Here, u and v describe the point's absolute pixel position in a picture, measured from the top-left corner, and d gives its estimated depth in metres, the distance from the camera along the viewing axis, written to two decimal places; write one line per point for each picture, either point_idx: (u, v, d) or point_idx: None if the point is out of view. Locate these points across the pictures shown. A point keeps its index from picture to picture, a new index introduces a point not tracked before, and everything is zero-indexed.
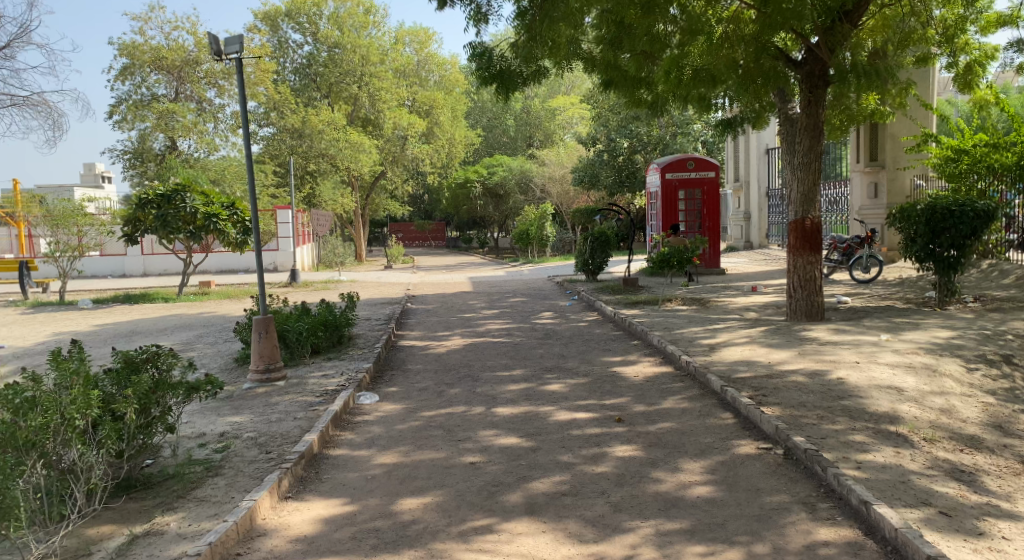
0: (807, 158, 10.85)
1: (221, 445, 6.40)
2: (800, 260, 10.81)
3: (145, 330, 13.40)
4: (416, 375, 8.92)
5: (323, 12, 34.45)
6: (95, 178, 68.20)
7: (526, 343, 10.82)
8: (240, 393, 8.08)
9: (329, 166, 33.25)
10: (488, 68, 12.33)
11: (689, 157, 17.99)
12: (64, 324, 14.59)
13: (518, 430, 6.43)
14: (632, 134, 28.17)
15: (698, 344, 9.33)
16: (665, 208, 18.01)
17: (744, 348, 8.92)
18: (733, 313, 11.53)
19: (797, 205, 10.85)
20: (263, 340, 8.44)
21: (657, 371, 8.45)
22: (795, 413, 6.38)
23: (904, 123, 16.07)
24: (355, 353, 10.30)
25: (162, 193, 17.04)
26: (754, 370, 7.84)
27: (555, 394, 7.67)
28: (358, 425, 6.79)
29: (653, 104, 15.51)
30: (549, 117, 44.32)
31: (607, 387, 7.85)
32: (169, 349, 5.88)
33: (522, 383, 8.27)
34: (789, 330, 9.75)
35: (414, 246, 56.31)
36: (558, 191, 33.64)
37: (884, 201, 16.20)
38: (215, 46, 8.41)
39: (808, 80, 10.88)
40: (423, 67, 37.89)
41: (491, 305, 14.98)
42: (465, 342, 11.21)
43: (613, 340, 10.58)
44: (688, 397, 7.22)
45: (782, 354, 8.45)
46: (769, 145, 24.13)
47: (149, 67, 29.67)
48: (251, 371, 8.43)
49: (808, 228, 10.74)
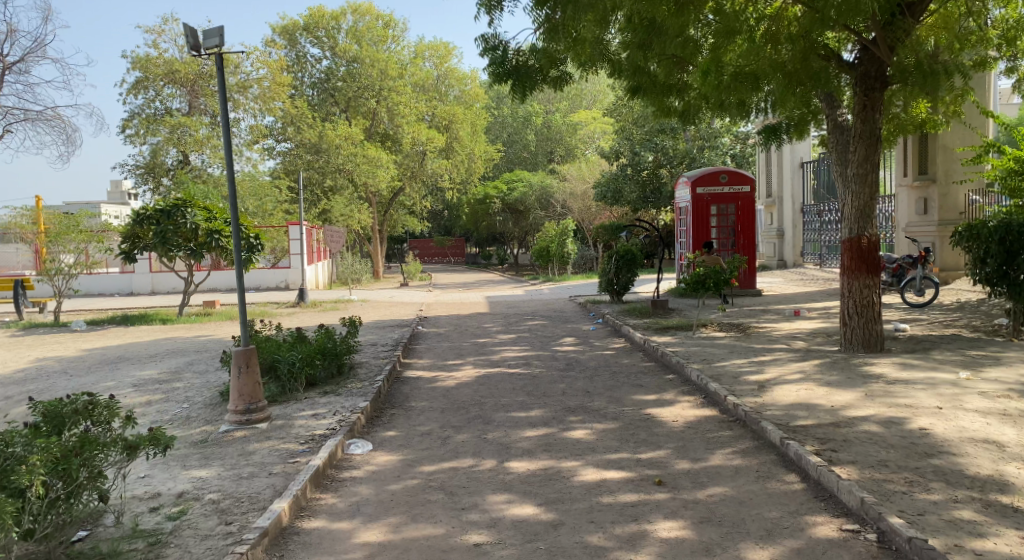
0: (863, 168, 9.58)
1: (177, 509, 5.29)
2: (856, 284, 9.59)
3: (134, 355, 12.37)
4: (419, 415, 7.80)
5: (342, 27, 33.74)
6: (122, 196, 67.82)
7: (546, 375, 9.68)
8: (215, 440, 6.99)
9: (346, 182, 32.39)
10: (512, 71, 11.31)
11: (722, 170, 16.86)
12: (51, 348, 13.60)
13: (537, 495, 5.31)
14: (657, 147, 27.04)
15: (743, 381, 8.13)
16: (695, 225, 16.82)
17: (799, 388, 7.72)
18: (779, 343, 10.31)
19: (852, 222, 9.62)
20: (243, 375, 7.35)
21: (698, 416, 7.27)
22: (876, 477, 5.19)
23: (959, 132, 14.71)
24: (354, 386, 9.20)
25: (162, 209, 15.97)
26: (815, 417, 6.65)
27: (580, 443, 6.52)
28: (345, 485, 5.70)
29: (683, 111, 14.32)
30: (571, 132, 43.44)
31: (641, 435, 6.68)
32: (108, 398, 4.88)
33: (541, 428, 7.13)
34: (848, 365, 8.53)
35: (434, 262, 55.56)
36: (580, 207, 32.48)
37: (935, 218, 14.89)
38: (193, 40, 7.34)
39: (863, 81, 9.60)
40: (442, 82, 36.79)
41: (508, 329, 13.83)
42: (478, 373, 10.08)
43: (644, 373, 9.41)
44: (738, 453, 6.04)
45: (845, 396, 7.24)
46: (803, 159, 22.92)
47: (163, 81, 29.02)
48: (230, 411, 7.34)
49: (865, 247, 9.51)
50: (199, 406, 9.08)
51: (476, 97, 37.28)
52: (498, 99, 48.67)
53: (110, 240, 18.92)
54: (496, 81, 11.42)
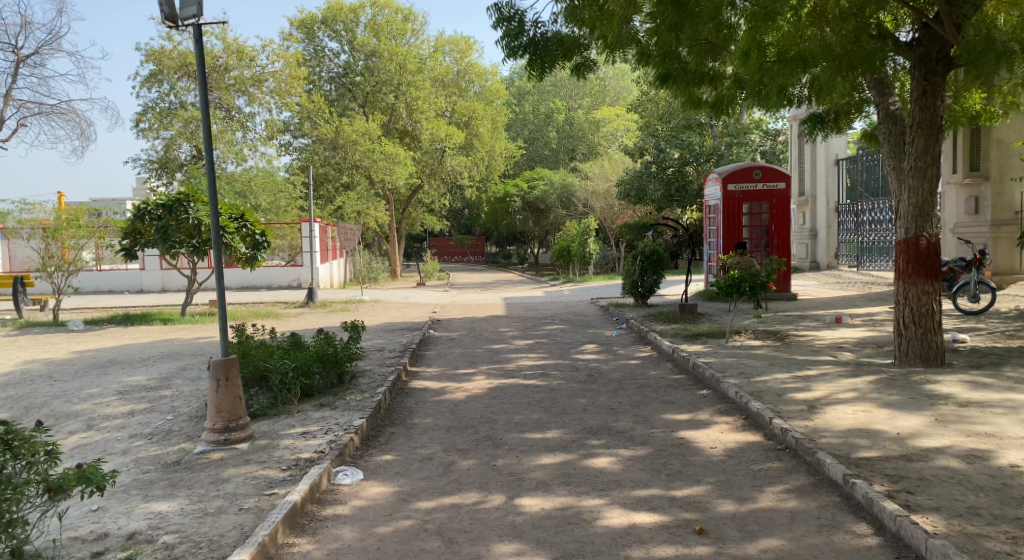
0: (922, 160, 8.55)
1: (125, 553, 4.49)
2: (913, 290, 8.59)
3: (126, 359, 11.55)
4: (422, 435, 6.93)
5: (361, 20, 32.90)
6: (145, 192, 67.46)
7: (565, 387, 8.78)
8: (187, 464, 6.14)
9: (363, 178, 31.62)
10: (536, 48, 10.42)
11: (755, 166, 15.86)
12: (41, 349, 12.80)
13: (553, 546, 4.47)
14: (684, 144, 25.98)
15: (789, 401, 7.20)
16: (726, 223, 15.83)
17: (854, 410, 6.77)
18: (824, 355, 9.35)
19: (908, 220, 8.62)
20: (222, 389, 6.47)
21: (740, 442, 6.36)
22: (969, 532, 4.30)
23: (1016, 125, 13.65)
24: (354, 399, 8.33)
25: (164, 203, 15.15)
26: (878, 446, 5.73)
27: (603, 475, 5.64)
28: (328, 525, 4.88)
29: (714, 103, 13.35)
30: (593, 129, 42.53)
31: (675, 466, 5.79)
32: (44, 439, 4.22)
33: (559, 453, 6.26)
34: (907, 382, 7.58)
35: (453, 261, 54.87)
36: (603, 206, 31.55)
37: (988, 217, 13.84)
38: (168, 12, 6.48)
39: (923, 64, 8.60)
40: (463, 78, 35.67)
41: (525, 334, 12.92)
42: (491, 384, 9.19)
43: (674, 388, 8.47)
44: (791, 492, 5.15)
45: (911, 420, 6.32)
46: (838, 156, 21.94)
47: (177, 74, 28.36)
48: (207, 429, 6.46)
49: (923, 249, 8.51)
50: (183, 420, 8.24)
51: (497, 92, 36.29)
52: (519, 96, 47.76)
53: (114, 236, 18.17)
54: (510, 55, 10.49)
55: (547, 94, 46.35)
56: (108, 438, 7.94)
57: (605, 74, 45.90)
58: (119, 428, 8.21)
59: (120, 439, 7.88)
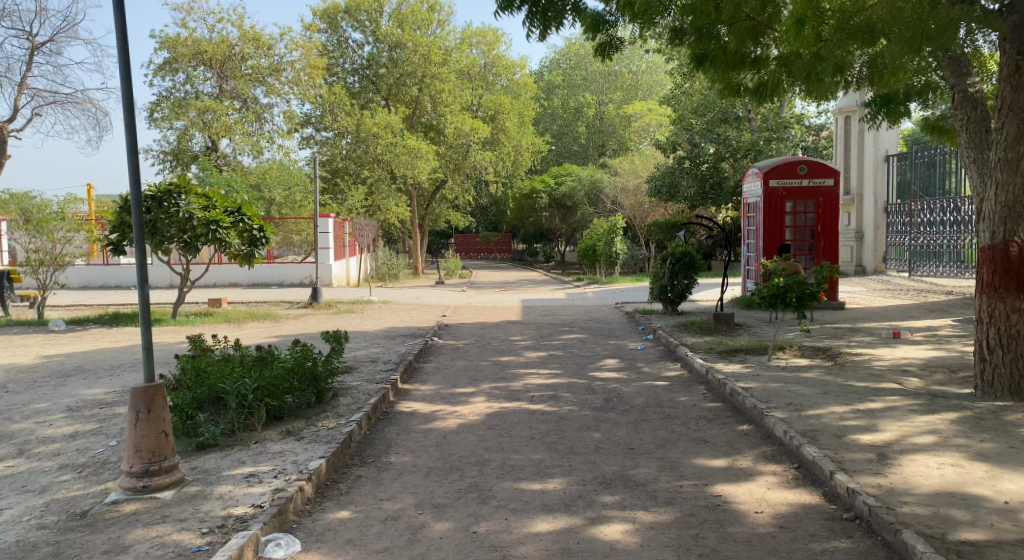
0: (1013, 151, 7.05)
1: None
2: (1001, 307, 7.11)
3: (92, 367, 10.26)
4: (394, 482, 5.65)
5: (386, 10, 31.29)
6: None
7: (578, 415, 7.43)
8: (92, 519, 4.88)
9: (384, 173, 30.30)
10: (536, 1, 9.06)
11: (800, 160, 14.41)
12: (7, 352, 11.54)
13: None
14: (719, 138, 24.44)
15: (852, 445, 5.82)
16: (768, 222, 14.34)
17: (936, 460, 5.39)
18: (889, 382, 7.93)
19: (995, 222, 7.12)
20: (141, 424, 5.20)
21: (793, 505, 5.02)
22: None
23: None
24: (327, 426, 7.04)
25: (152, 194, 13.78)
26: (984, 523, 4.37)
27: (615, 555, 4.34)
28: None
29: (756, 89, 11.98)
30: (625, 124, 40.98)
31: (709, 543, 4.47)
32: None
33: (563, 513, 4.97)
34: (1002, 424, 6.17)
35: (479, 258, 53.67)
36: (631, 203, 30.13)
37: None
38: None
39: (1016, 34, 7.07)
40: (490, 71, 34.04)
41: (540, 344, 11.54)
42: (491, 408, 7.88)
43: (706, 421, 7.10)
44: None
45: (1018, 480, 4.94)
46: (888, 152, 20.66)
47: (193, 62, 26.68)
48: (123, 473, 5.18)
49: (1014, 258, 7.00)
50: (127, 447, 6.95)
51: (525, 85, 34.66)
52: (548, 91, 46.33)
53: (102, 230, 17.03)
54: (506, 9, 9.09)
55: (577, 88, 44.85)
56: (33, 468, 6.63)
57: (637, 67, 44.29)
58: (53, 454, 6.91)
59: (47, 469, 6.56)
